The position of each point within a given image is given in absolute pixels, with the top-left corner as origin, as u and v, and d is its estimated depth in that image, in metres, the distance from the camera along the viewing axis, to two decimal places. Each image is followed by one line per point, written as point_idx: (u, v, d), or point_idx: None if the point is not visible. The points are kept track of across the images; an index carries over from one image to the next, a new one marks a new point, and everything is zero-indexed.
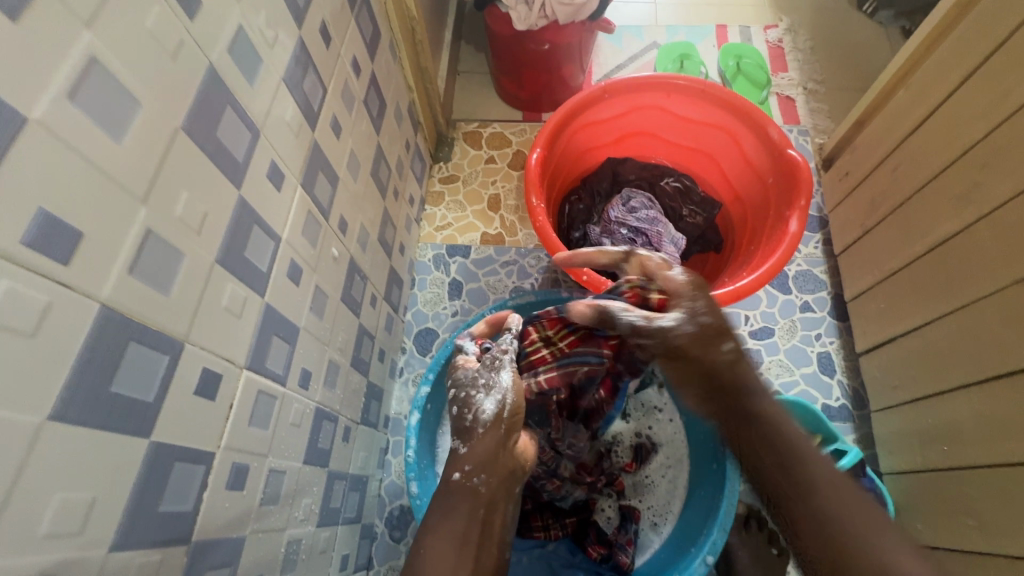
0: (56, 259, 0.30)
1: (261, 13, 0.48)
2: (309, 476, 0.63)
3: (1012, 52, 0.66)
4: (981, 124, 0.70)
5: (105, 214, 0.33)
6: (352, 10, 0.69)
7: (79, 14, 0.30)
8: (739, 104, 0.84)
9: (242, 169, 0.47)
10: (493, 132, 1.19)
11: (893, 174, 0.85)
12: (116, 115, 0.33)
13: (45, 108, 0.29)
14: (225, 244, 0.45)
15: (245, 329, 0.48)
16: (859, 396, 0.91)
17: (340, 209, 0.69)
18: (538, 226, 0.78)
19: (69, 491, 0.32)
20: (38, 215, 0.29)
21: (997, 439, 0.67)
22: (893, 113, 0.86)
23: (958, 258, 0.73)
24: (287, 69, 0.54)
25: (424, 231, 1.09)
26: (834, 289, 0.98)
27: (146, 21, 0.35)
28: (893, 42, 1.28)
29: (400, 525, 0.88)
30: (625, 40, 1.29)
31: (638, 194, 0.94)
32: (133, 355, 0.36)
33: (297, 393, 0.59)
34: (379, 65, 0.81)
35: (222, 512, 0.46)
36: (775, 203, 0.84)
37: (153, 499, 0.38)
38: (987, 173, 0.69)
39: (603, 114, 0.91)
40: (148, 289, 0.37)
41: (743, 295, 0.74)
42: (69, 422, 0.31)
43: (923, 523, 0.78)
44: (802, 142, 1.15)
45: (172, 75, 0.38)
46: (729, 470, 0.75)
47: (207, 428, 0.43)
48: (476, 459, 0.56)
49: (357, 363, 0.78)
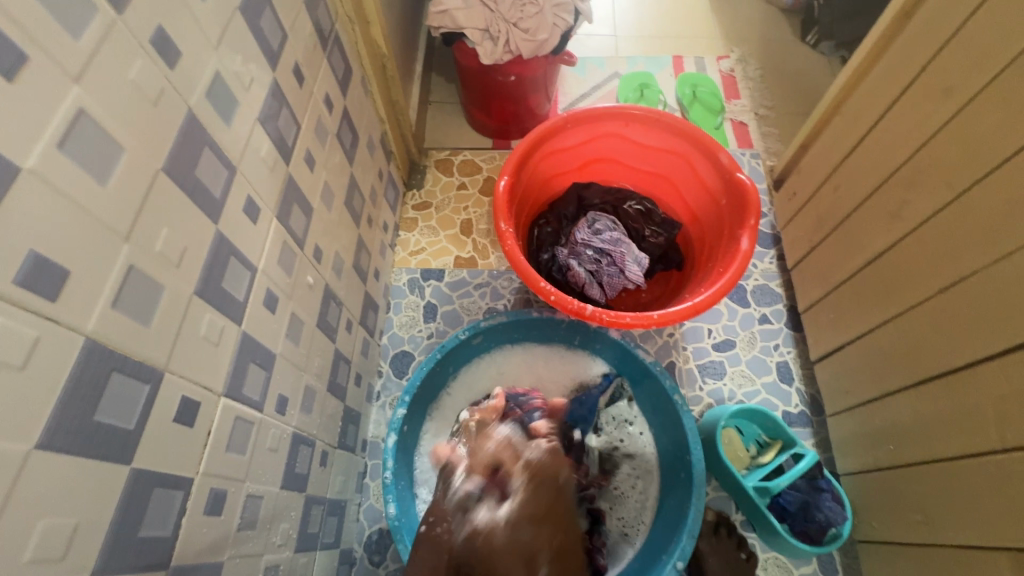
0: (46, 295, 0.32)
1: (237, 58, 0.51)
2: (287, 501, 0.64)
3: (927, 84, 0.73)
4: (905, 149, 0.77)
5: (89, 252, 0.35)
6: (324, 50, 0.73)
7: (68, 70, 0.33)
8: (692, 132, 0.90)
9: (218, 205, 0.49)
10: (464, 159, 1.24)
11: (835, 193, 0.92)
12: (102, 160, 0.36)
13: (36, 157, 0.31)
14: (203, 276, 0.47)
15: (222, 358, 0.50)
16: (816, 402, 0.97)
17: (315, 238, 0.72)
18: (507, 250, 0.82)
19: (53, 518, 0.33)
20: (30, 256, 0.31)
21: (935, 436, 0.73)
22: (831, 139, 0.94)
23: (893, 270, 0.80)
24: (262, 108, 0.57)
25: (399, 256, 1.12)
26: (789, 301, 1.04)
27: (130, 72, 0.38)
28: (833, 70, 1.38)
29: (380, 549, 0.89)
30: (588, 71, 1.36)
31: (603, 217, 1.00)
32: (115, 384, 0.37)
33: (273, 419, 0.60)
34: (351, 100, 0.84)
35: (200, 536, 0.47)
36: (728, 222, 0.89)
37: (133, 524, 0.39)
38: (913, 192, 0.76)
39: (566, 142, 0.96)
40: (129, 322, 0.39)
41: (702, 310, 0.79)
42: (55, 451, 0.33)
43: (876, 521, 0.83)
44: (754, 164, 1.23)
45: (153, 120, 0.40)
46: (695, 477, 0.80)
47: (186, 455, 0.45)
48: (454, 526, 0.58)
49: (334, 388, 0.79)
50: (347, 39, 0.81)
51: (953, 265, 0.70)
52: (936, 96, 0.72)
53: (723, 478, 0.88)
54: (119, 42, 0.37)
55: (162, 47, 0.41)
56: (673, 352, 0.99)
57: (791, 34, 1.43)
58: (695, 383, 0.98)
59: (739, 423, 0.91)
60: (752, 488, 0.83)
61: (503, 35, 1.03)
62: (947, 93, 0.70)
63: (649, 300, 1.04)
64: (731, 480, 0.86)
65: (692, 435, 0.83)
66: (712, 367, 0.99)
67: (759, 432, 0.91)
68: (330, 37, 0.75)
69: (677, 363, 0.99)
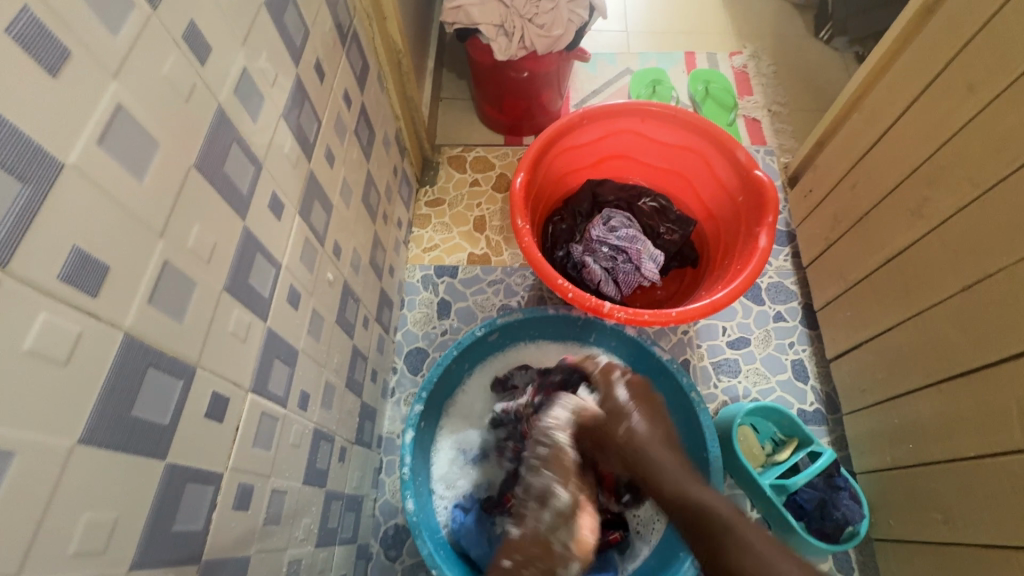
0: (87, 291, 0.32)
1: (262, 54, 0.51)
2: (309, 496, 0.64)
3: (950, 81, 0.73)
4: (926, 146, 0.76)
5: (127, 248, 0.35)
6: (343, 46, 0.73)
7: (107, 66, 0.33)
8: (709, 128, 0.90)
9: (246, 201, 0.49)
10: (476, 155, 1.23)
11: (852, 191, 0.91)
12: (139, 156, 0.36)
13: (78, 152, 0.31)
14: (231, 272, 0.47)
15: (249, 354, 0.50)
16: (831, 400, 0.96)
17: (334, 235, 0.72)
18: (524, 247, 0.82)
19: (95, 512, 0.33)
20: (72, 251, 0.31)
21: (956, 435, 0.73)
22: (849, 135, 0.93)
23: (913, 268, 0.79)
24: (285, 104, 0.57)
25: (412, 252, 1.12)
26: (804, 299, 1.04)
27: (164, 68, 0.38)
28: (847, 67, 1.37)
29: (396, 545, 0.89)
30: (600, 67, 1.36)
31: (618, 214, 0.99)
32: (151, 380, 0.37)
33: (296, 415, 0.61)
34: (368, 96, 0.84)
35: (229, 531, 0.48)
36: (745, 220, 0.89)
37: (167, 518, 0.40)
38: (934, 189, 0.75)
39: (581, 139, 0.95)
40: (164, 317, 0.39)
41: (720, 307, 0.78)
42: (95, 445, 0.33)
43: (894, 519, 0.83)
44: (768, 161, 1.22)
45: (185, 116, 0.40)
46: (712, 475, 0.80)
47: (216, 450, 0.45)
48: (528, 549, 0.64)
49: (351, 384, 0.80)
50: (365, 35, 0.81)
51: (976, 263, 0.69)
52: (959, 93, 0.71)
53: (739, 477, 0.88)
54: (153, 37, 0.37)
55: (194, 42, 0.41)
56: (688, 350, 0.99)
57: (804, 29, 1.42)
58: (710, 381, 0.97)
59: (755, 421, 0.91)
60: (768, 486, 0.83)
61: (518, 31, 1.02)
62: (970, 89, 0.70)
63: (663, 297, 1.04)
64: (747, 478, 0.86)
65: (709, 433, 0.82)
66: (727, 364, 0.98)
67: (775, 430, 0.91)
68: (349, 33, 0.74)
69: (692, 361, 0.99)
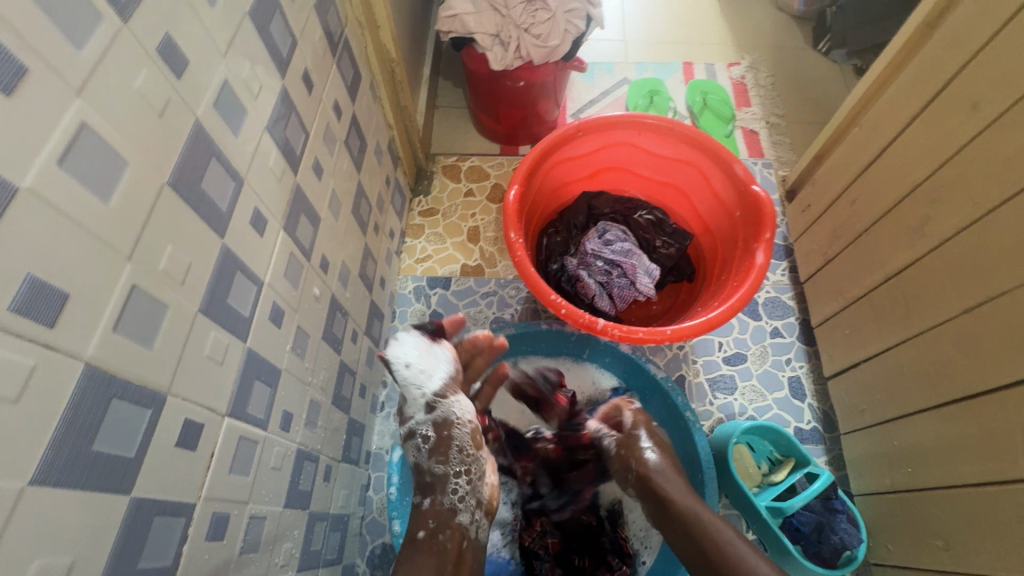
0: (42, 321, 0.30)
1: (245, 64, 0.50)
2: (290, 520, 0.62)
3: (952, 97, 0.72)
4: (927, 164, 0.75)
5: (91, 275, 0.33)
6: (334, 55, 0.71)
7: (70, 83, 0.31)
8: (704, 141, 0.88)
9: (225, 219, 0.47)
10: (471, 165, 1.22)
11: (851, 207, 0.90)
12: (104, 176, 0.34)
13: (35, 175, 0.30)
14: (208, 293, 0.45)
15: (226, 376, 0.48)
16: (829, 418, 0.95)
17: (322, 249, 0.70)
18: (516, 261, 0.80)
19: (49, 555, 0.31)
20: (27, 280, 0.29)
21: (957, 460, 0.71)
22: (848, 150, 0.92)
23: (915, 287, 0.77)
24: (271, 115, 0.55)
25: (405, 263, 1.10)
26: (801, 314, 1.02)
27: (135, 82, 0.36)
28: (846, 79, 1.36)
29: (383, 565, 0.87)
30: (598, 77, 1.34)
31: (613, 227, 0.98)
32: (115, 411, 0.35)
33: (278, 436, 0.59)
34: (360, 106, 0.83)
35: (203, 563, 0.46)
36: (742, 235, 0.88)
37: (132, 556, 0.37)
38: (936, 208, 0.74)
39: (577, 150, 0.94)
40: (131, 345, 0.37)
41: (715, 325, 0.76)
42: (49, 486, 0.31)
43: (893, 544, 0.81)
44: (766, 174, 1.20)
45: (159, 132, 0.39)
46: (707, 496, 0.79)
47: (188, 479, 0.43)
48: (438, 518, 0.68)
49: (338, 400, 0.78)
50: (356, 44, 0.80)
51: (978, 285, 0.68)
52: (962, 111, 0.70)
53: (733, 497, 0.87)
54: (123, 51, 0.35)
55: (170, 55, 0.39)
56: (683, 366, 0.98)
57: (803, 41, 1.41)
58: (705, 398, 0.96)
59: (750, 440, 0.89)
60: (765, 508, 0.81)
61: (514, 41, 1.01)
62: (973, 108, 0.69)
63: (659, 312, 1.03)
64: (743, 499, 0.84)
65: (704, 453, 0.81)
66: (723, 381, 0.97)
67: (771, 449, 0.89)
68: (339, 42, 0.73)
69: (687, 377, 0.97)
